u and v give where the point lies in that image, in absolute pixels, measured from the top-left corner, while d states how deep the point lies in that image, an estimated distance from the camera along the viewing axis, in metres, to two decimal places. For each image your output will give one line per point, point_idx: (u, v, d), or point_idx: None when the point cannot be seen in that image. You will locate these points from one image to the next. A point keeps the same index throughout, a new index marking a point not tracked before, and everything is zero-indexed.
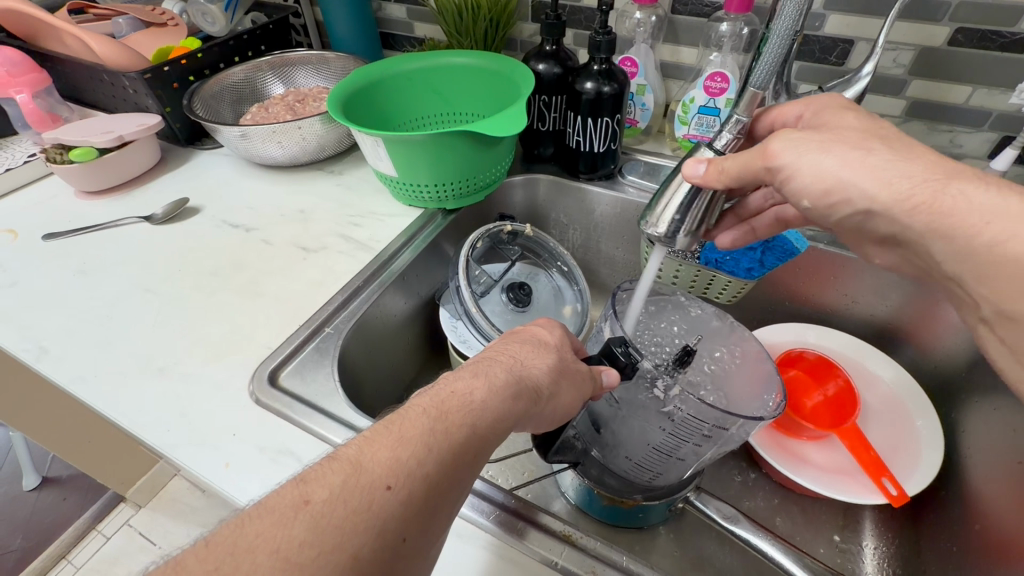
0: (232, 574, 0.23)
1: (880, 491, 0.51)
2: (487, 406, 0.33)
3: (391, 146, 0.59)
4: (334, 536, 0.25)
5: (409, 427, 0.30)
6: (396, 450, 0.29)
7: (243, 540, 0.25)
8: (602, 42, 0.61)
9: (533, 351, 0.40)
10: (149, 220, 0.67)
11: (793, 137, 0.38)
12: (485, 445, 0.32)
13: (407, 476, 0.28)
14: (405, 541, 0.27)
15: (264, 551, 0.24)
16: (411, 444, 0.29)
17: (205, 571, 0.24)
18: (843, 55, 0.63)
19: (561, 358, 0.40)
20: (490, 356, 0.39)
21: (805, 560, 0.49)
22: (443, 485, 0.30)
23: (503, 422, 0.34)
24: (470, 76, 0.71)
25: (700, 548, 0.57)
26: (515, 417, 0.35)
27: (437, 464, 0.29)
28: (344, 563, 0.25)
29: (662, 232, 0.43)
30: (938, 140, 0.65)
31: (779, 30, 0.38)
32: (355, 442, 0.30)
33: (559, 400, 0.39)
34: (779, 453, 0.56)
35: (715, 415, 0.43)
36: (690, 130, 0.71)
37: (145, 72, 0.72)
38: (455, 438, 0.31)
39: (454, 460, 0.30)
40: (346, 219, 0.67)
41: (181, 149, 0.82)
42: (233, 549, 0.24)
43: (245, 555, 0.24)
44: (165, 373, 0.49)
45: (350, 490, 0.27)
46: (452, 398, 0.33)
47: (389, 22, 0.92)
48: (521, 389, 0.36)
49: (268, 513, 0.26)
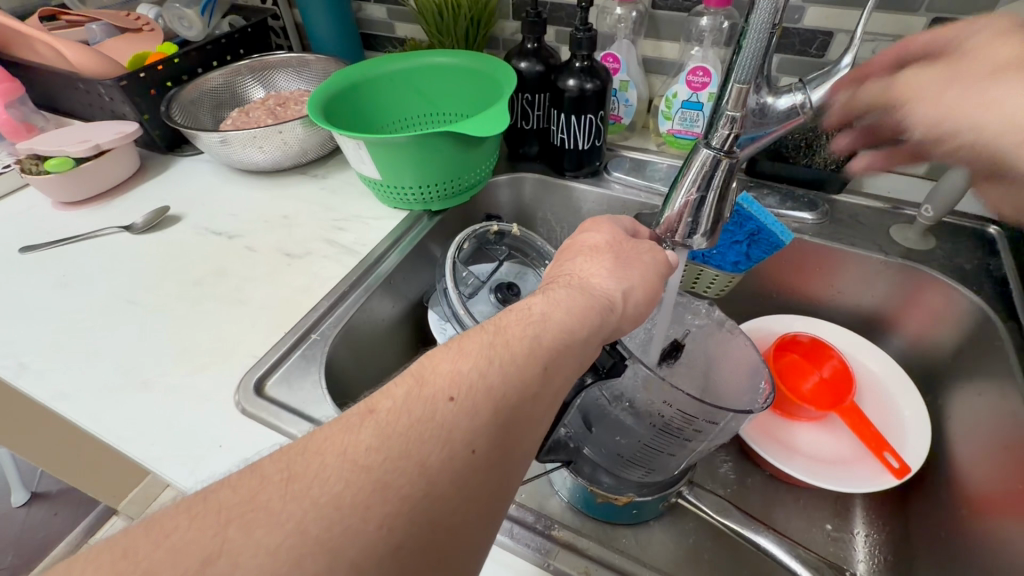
0: (306, 471, 0.26)
1: (882, 466, 0.53)
2: (548, 319, 0.35)
3: (372, 149, 0.58)
4: (401, 446, 0.27)
5: (469, 344, 0.33)
6: (456, 365, 0.31)
7: (314, 442, 0.28)
8: (583, 38, 0.61)
9: (587, 260, 0.42)
10: (129, 230, 0.66)
11: (933, 74, 0.39)
12: (553, 356, 0.34)
13: (469, 388, 0.30)
14: (475, 453, 0.29)
15: (333, 454, 0.27)
16: (470, 358, 0.32)
17: (281, 468, 0.27)
18: (823, 47, 0.63)
19: (616, 256, 0.42)
20: (558, 276, 0.41)
21: (797, 550, 0.50)
22: (508, 394, 0.31)
23: (569, 333, 0.35)
24: (453, 76, 0.70)
25: (694, 541, 0.57)
26: (588, 335, 0.36)
27: (499, 377, 0.31)
28: (413, 469, 0.27)
29: (676, 237, 0.47)
30: None
31: (755, 24, 0.37)
32: (420, 360, 0.32)
33: (631, 303, 0.40)
34: (771, 443, 0.57)
35: (703, 408, 0.44)
36: (674, 125, 0.72)
37: (121, 79, 0.71)
38: (516, 350, 0.33)
39: (518, 370, 0.32)
40: (330, 223, 0.67)
41: (161, 156, 0.81)
42: (306, 450, 0.27)
43: (316, 454, 0.27)
44: (149, 386, 0.49)
45: (418, 400, 0.29)
46: (512, 317, 0.35)
47: (369, 23, 0.91)
48: (591, 300, 0.37)
49: (338, 422, 0.29)
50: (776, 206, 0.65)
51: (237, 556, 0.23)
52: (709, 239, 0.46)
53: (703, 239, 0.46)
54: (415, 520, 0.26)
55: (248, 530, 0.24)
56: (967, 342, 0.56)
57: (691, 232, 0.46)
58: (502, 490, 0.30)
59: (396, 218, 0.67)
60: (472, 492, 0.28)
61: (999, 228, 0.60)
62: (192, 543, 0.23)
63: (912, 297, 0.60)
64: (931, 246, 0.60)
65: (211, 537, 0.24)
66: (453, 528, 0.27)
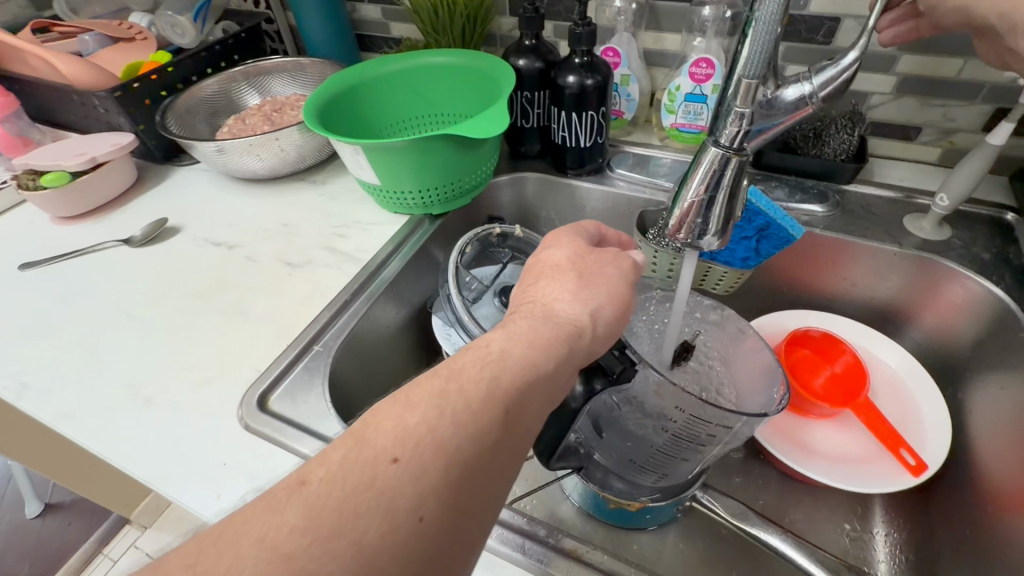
0: (221, 561, 0.25)
1: (900, 462, 0.52)
2: (504, 358, 0.34)
3: (370, 154, 0.57)
4: (337, 517, 0.26)
5: (419, 392, 0.32)
6: (403, 420, 0.30)
7: (233, 527, 0.27)
8: (583, 33, 0.59)
9: (550, 285, 0.41)
10: (128, 243, 0.65)
11: None
12: (511, 400, 0.32)
13: (413, 448, 0.29)
14: (422, 520, 0.28)
15: (252, 541, 0.26)
16: (418, 410, 0.30)
17: (190, 562, 0.25)
18: (830, 34, 0.61)
19: (579, 278, 0.41)
20: (520, 305, 0.40)
21: (818, 556, 0.50)
22: (458, 449, 0.29)
23: (528, 372, 0.34)
24: (450, 75, 0.69)
25: (710, 545, 0.56)
26: (552, 372, 0.35)
27: (449, 428, 0.30)
28: (349, 543, 0.26)
29: (685, 239, 0.46)
30: (930, 115, 0.63)
31: (763, 15, 0.36)
32: (367, 415, 0.31)
33: (594, 333, 0.38)
34: (787, 443, 0.56)
35: (716, 412, 0.43)
36: (678, 119, 0.70)
37: (115, 90, 0.70)
38: (468, 396, 0.31)
39: (470, 421, 0.30)
40: (330, 230, 0.66)
41: (159, 167, 0.80)
42: (221, 538, 0.26)
43: (230, 543, 0.26)
44: (151, 404, 0.48)
45: (357, 464, 0.28)
46: (467, 358, 0.34)
47: (364, 23, 0.90)
48: (551, 332, 0.36)
49: (266, 498, 0.28)
50: (784, 199, 0.63)
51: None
52: (718, 240, 0.46)
53: (713, 239, 0.45)
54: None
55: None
56: (987, 335, 0.54)
57: (700, 232, 0.45)
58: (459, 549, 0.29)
59: (397, 222, 0.66)
60: (421, 560, 0.27)
61: (1017, 216, 0.58)
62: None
63: (929, 289, 0.59)
64: (947, 237, 0.58)
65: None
66: None
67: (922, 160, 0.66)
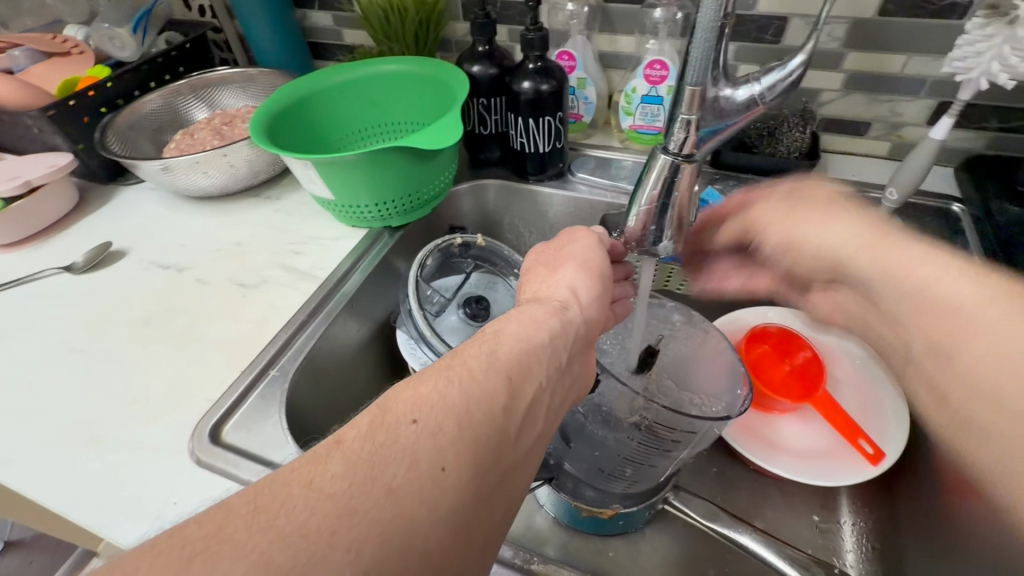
0: (269, 508, 0.23)
1: (859, 453, 0.53)
2: (502, 335, 0.33)
3: (322, 168, 0.55)
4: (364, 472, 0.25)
5: (431, 367, 0.31)
6: (418, 390, 0.29)
7: (277, 477, 0.25)
8: (535, 39, 0.58)
9: (535, 278, 0.41)
10: (70, 271, 0.62)
11: None
12: (519, 369, 0.32)
13: (431, 409, 0.28)
14: (445, 472, 0.26)
15: (298, 485, 0.24)
16: (431, 380, 0.29)
17: (245, 504, 0.24)
18: (779, 33, 0.62)
19: (561, 264, 0.41)
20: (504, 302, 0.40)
21: (787, 551, 0.50)
22: (478, 414, 0.28)
23: (528, 345, 0.33)
24: (403, 83, 0.67)
25: (684, 547, 0.56)
26: (552, 341, 0.34)
27: (461, 393, 0.29)
28: (379, 494, 0.24)
29: (641, 245, 0.46)
30: (878, 110, 0.64)
31: (702, 23, 0.36)
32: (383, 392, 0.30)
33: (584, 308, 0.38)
34: (753, 442, 0.56)
35: (678, 419, 0.42)
36: (636, 121, 0.70)
37: (48, 109, 0.66)
38: (478, 365, 0.31)
39: (486, 386, 0.30)
40: (286, 248, 0.63)
41: (103, 187, 0.76)
42: (268, 485, 0.24)
43: (282, 487, 0.24)
44: (95, 443, 0.45)
45: (380, 424, 0.27)
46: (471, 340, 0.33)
47: (315, 31, 0.87)
48: (544, 308, 0.36)
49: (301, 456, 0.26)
50: None
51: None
52: (675, 245, 0.46)
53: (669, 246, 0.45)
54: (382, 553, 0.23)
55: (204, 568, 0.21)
56: None
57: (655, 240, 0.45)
58: (482, 519, 0.27)
59: (355, 237, 0.64)
60: (452, 514, 0.25)
61: (963, 206, 0.59)
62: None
63: None
64: None
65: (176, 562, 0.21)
66: (427, 556, 0.24)
67: (873, 154, 0.68)
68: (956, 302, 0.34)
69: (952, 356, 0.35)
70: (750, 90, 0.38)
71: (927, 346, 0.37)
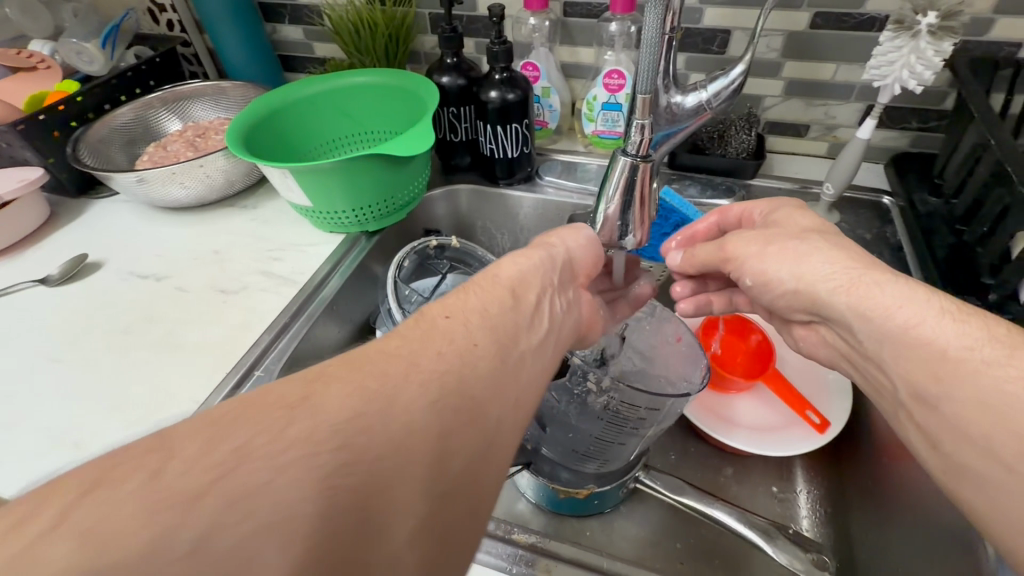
0: (343, 376, 0.27)
1: (806, 423, 0.58)
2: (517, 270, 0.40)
3: (299, 176, 0.58)
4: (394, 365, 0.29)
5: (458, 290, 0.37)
6: (449, 304, 0.35)
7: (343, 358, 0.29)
8: (500, 51, 0.62)
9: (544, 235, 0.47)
10: (45, 283, 0.62)
11: None
12: (528, 289, 0.38)
13: (461, 313, 0.34)
14: (477, 348, 0.32)
15: (366, 364, 0.28)
16: (461, 297, 0.36)
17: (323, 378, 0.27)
18: (723, 44, 0.68)
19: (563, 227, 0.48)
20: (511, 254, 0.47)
21: (747, 517, 0.54)
22: (496, 313, 0.35)
23: (534, 277, 0.40)
24: (375, 94, 0.70)
25: (655, 522, 0.60)
26: (555, 276, 0.42)
27: (483, 304, 0.36)
28: (402, 381, 0.28)
29: (609, 239, 0.50)
30: (815, 114, 0.70)
31: (647, 38, 0.40)
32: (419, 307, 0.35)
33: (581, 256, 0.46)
34: (713, 419, 0.60)
35: (642, 396, 0.46)
36: (597, 126, 0.74)
37: (17, 123, 0.66)
38: (495, 290, 0.37)
39: (484, 309, 0.35)
40: (264, 255, 0.65)
41: (74, 201, 0.76)
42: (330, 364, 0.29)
43: (351, 363, 0.29)
44: (84, 447, 0.46)
45: (394, 337, 0.31)
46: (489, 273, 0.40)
47: (285, 44, 0.89)
48: (548, 256, 0.43)
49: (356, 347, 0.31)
50: (697, 196, 0.68)
51: (268, 460, 0.23)
52: (640, 238, 0.50)
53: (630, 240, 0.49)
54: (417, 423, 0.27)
55: (288, 422, 0.24)
56: None
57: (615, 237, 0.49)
58: (482, 411, 0.30)
59: (333, 242, 0.66)
60: (485, 375, 0.31)
61: (892, 198, 0.65)
62: (211, 451, 0.22)
63: None
64: (836, 221, 0.65)
65: (265, 413, 0.24)
66: (471, 409, 0.29)
67: (814, 153, 0.74)
68: (944, 343, 0.34)
69: (940, 407, 0.33)
70: (698, 97, 0.45)
71: (913, 390, 0.35)
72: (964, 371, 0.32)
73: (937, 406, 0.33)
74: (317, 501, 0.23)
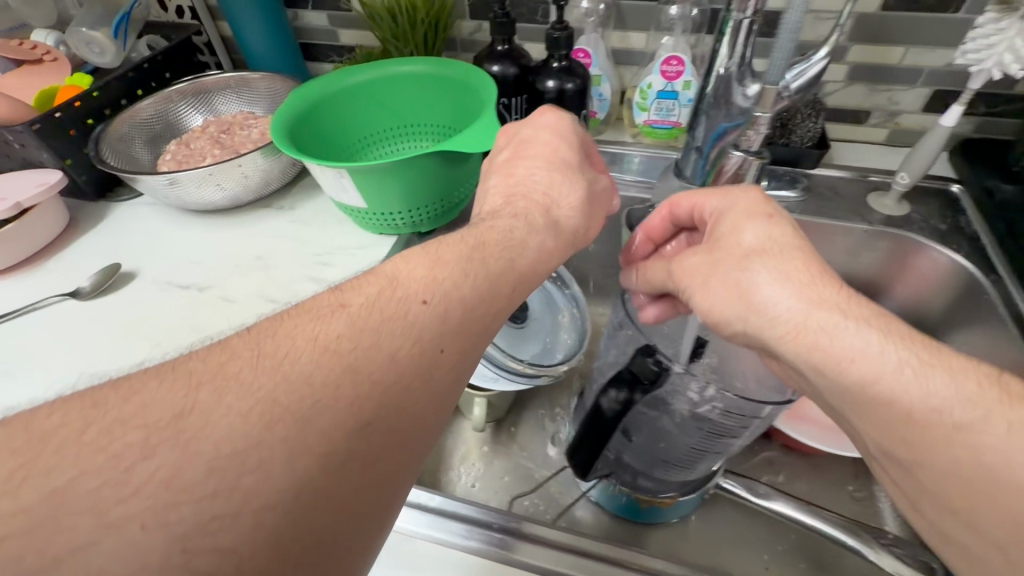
0: (274, 351, 0.29)
1: None
2: (524, 244, 0.39)
3: (355, 176, 0.53)
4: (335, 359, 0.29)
5: (445, 251, 0.36)
6: (430, 272, 0.34)
7: (284, 327, 0.30)
8: (561, 38, 0.59)
9: (558, 179, 0.44)
10: (76, 296, 0.57)
11: None
12: (522, 279, 0.38)
13: (440, 295, 0.33)
14: (443, 352, 0.32)
15: (304, 338, 0.30)
16: (445, 265, 0.35)
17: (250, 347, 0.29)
18: (787, 27, 0.64)
19: (586, 185, 0.45)
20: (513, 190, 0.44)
21: (840, 521, 0.53)
22: (474, 304, 0.34)
23: (540, 262, 0.40)
24: (420, 84, 0.65)
25: (733, 525, 0.59)
26: (556, 249, 0.41)
27: (470, 288, 0.34)
28: (345, 375, 0.29)
29: None
30: (877, 100, 0.68)
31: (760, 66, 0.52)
32: (390, 262, 0.35)
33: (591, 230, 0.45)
34: (791, 421, 0.59)
35: (753, 405, 0.44)
36: (650, 116, 0.71)
37: (33, 123, 0.60)
38: (488, 265, 0.36)
39: (474, 292, 0.34)
40: (312, 259, 0.61)
41: (92, 205, 0.71)
42: (276, 331, 0.30)
43: (286, 339, 0.29)
44: None
45: (359, 310, 0.32)
46: (491, 235, 0.39)
47: (308, 32, 0.84)
48: (555, 228, 0.41)
49: (308, 311, 0.32)
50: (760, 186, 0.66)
51: (169, 455, 0.24)
52: None
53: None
54: (334, 425, 0.27)
55: (201, 415, 0.25)
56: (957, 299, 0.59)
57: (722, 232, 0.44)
58: (421, 421, 0.31)
59: (383, 244, 0.62)
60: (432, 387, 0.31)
61: (961, 187, 0.64)
62: (144, 413, 0.25)
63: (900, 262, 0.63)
64: (906, 212, 0.63)
65: (177, 401, 0.26)
66: (404, 413, 0.30)
67: (871, 141, 0.72)
68: (922, 407, 0.28)
69: (915, 472, 0.29)
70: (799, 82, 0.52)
71: (861, 410, 0.30)
72: (935, 439, 0.28)
73: (914, 472, 0.29)
74: (225, 500, 0.24)
